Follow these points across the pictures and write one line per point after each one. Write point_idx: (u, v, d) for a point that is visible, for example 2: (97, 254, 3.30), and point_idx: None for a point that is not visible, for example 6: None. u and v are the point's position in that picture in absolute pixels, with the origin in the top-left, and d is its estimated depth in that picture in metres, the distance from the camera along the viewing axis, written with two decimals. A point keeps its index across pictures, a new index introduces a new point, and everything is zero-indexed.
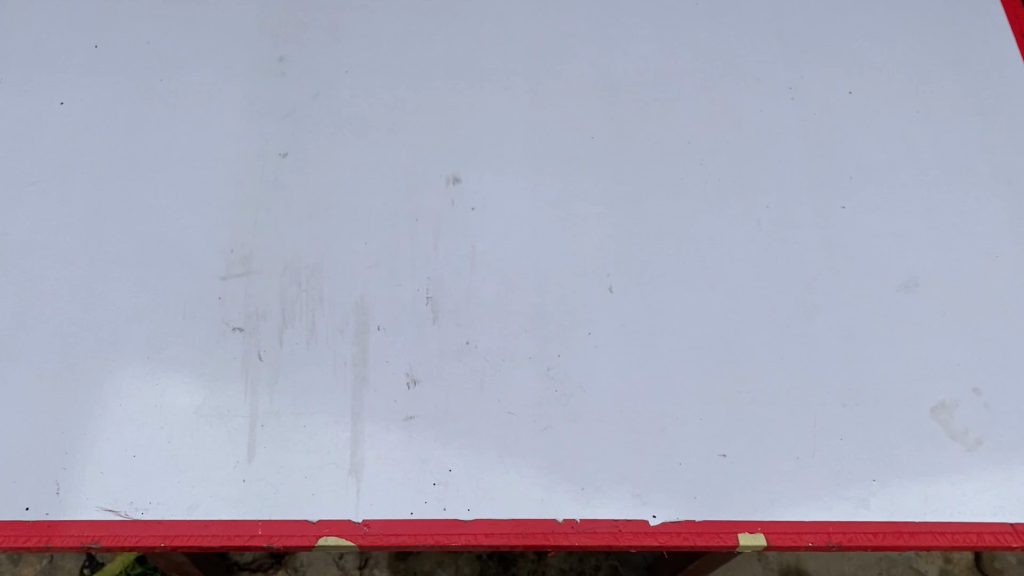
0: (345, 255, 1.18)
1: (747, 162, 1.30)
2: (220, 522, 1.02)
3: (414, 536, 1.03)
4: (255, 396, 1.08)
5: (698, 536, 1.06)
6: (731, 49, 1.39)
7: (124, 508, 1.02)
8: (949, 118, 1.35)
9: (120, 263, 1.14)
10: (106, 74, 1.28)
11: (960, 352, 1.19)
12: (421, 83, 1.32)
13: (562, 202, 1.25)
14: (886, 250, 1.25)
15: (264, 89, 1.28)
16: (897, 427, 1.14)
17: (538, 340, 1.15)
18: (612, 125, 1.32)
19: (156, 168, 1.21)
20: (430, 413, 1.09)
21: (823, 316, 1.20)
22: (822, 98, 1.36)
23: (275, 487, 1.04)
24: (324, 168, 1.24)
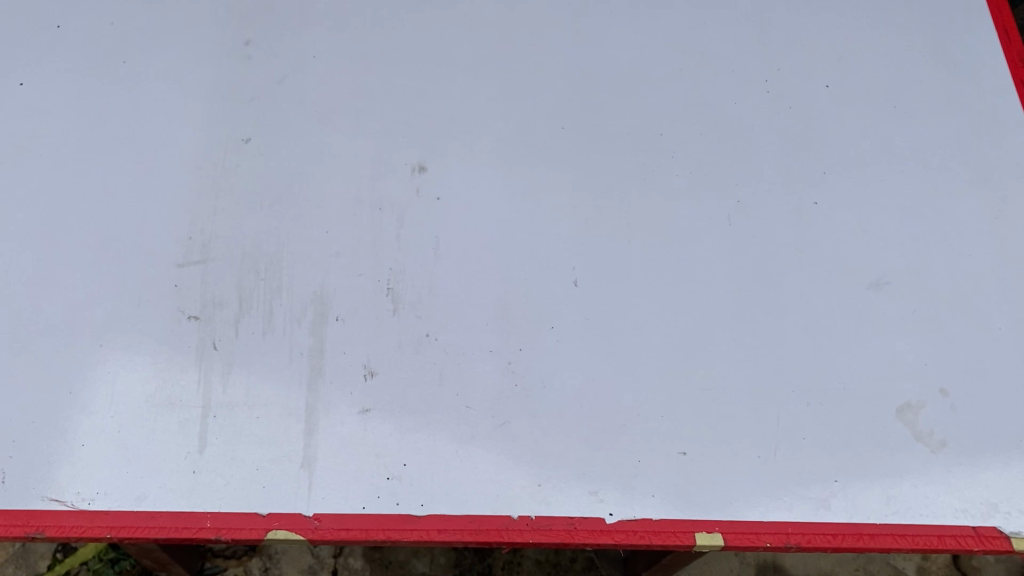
0: (305, 244, 1.16)
1: (719, 155, 1.28)
2: (168, 514, 1.01)
3: (365, 531, 1.02)
4: (208, 386, 1.07)
5: (655, 535, 1.04)
6: (708, 40, 1.37)
7: (70, 498, 1.01)
8: (927, 114, 1.33)
9: (75, 248, 1.13)
10: (67, 54, 1.26)
11: (929, 351, 1.17)
12: (390, 69, 1.29)
13: (529, 193, 1.23)
14: (857, 248, 1.23)
15: (229, 72, 1.26)
16: (861, 427, 1.12)
17: (500, 333, 1.13)
18: (583, 115, 1.29)
19: (115, 152, 1.19)
20: (387, 406, 1.08)
21: (790, 312, 1.18)
22: (798, 91, 1.34)
23: (225, 479, 1.03)
24: (288, 154, 1.22)
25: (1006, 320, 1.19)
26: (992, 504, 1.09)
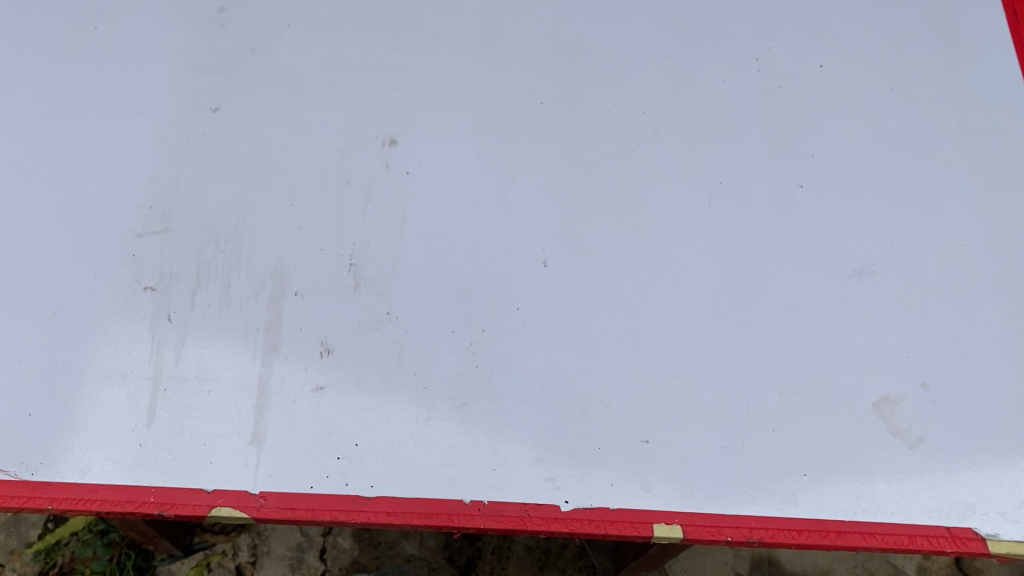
0: (269, 217, 1.13)
1: (703, 135, 1.24)
2: (111, 487, 0.99)
3: (311, 511, 0.99)
4: (160, 358, 1.05)
5: (611, 524, 1.01)
6: (699, 16, 1.32)
7: (14, 469, 1.00)
8: (925, 97, 1.28)
9: (34, 215, 1.11)
10: (40, 18, 1.24)
11: (910, 344, 1.12)
12: (366, 39, 1.26)
13: (502, 170, 1.19)
14: (843, 234, 1.18)
15: (202, 39, 1.23)
16: (835, 421, 1.08)
17: (463, 313, 1.10)
18: (563, 92, 1.25)
19: (82, 119, 1.17)
20: (342, 384, 1.05)
21: (768, 298, 1.14)
22: (790, 71, 1.29)
23: (172, 453, 1.01)
24: (257, 125, 1.19)
25: (994, 313, 1.14)
26: (969, 505, 1.05)
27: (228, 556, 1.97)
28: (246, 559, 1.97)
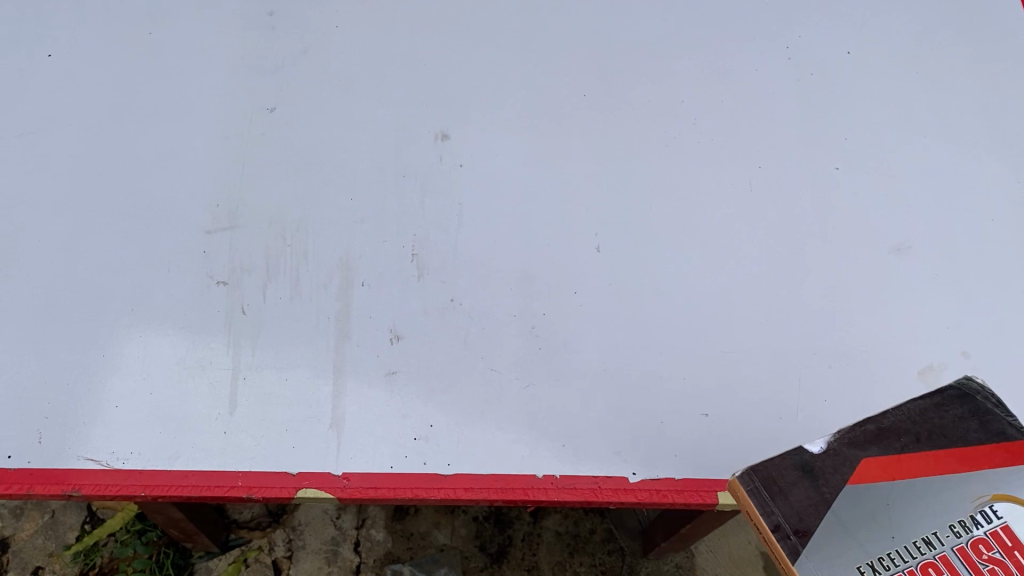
0: (331, 211, 1.17)
1: (740, 121, 1.29)
2: (200, 473, 1.03)
3: (393, 490, 1.03)
4: (238, 350, 1.08)
5: (678, 494, 1.07)
6: (728, 7, 1.37)
7: (105, 458, 1.02)
8: (949, 78, 1.33)
9: (105, 215, 1.15)
10: (95, 25, 1.28)
11: (950, 314, 1.17)
12: (412, 40, 1.31)
13: (551, 160, 1.24)
14: (879, 212, 1.24)
15: (255, 42, 1.28)
16: (884, 392, 1.13)
17: (523, 298, 1.15)
18: (604, 85, 1.31)
19: (143, 122, 1.21)
20: (412, 368, 1.09)
21: (813, 276, 1.19)
22: (819, 56, 1.34)
23: (255, 439, 1.05)
24: (314, 123, 1.23)
25: None
26: None
27: (265, 551, 1.97)
28: (282, 554, 1.97)
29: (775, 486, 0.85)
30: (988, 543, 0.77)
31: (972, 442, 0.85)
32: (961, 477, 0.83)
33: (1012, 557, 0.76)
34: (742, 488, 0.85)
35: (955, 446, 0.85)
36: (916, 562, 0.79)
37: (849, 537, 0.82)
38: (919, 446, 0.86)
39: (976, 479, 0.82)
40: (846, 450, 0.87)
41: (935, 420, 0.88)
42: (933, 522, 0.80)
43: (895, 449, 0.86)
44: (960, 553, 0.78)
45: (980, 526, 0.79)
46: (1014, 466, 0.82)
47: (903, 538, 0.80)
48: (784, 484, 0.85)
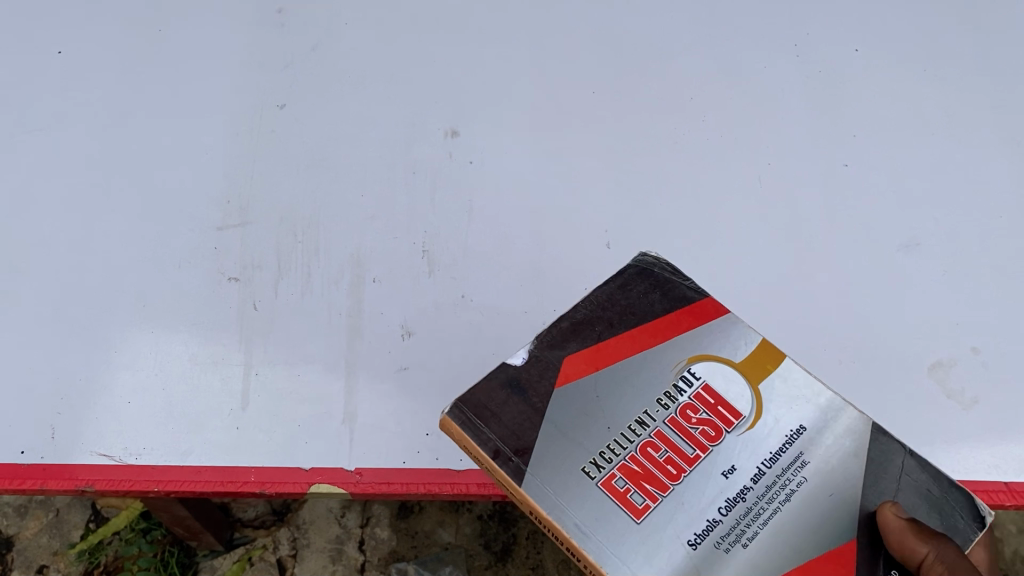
0: (341, 207, 1.18)
1: (749, 118, 1.29)
2: (213, 468, 1.02)
3: (406, 485, 1.03)
4: (249, 346, 1.08)
5: None
6: (735, 6, 1.38)
7: (118, 453, 1.02)
8: (957, 75, 1.34)
9: (116, 211, 1.15)
10: (106, 23, 1.29)
11: (959, 310, 1.18)
12: (421, 38, 1.32)
13: (560, 158, 1.24)
14: (888, 209, 1.24)
15: (266, 40, 1.29)
16: (895, 388, 1.13)
17: (534, 295, 1.15)
18: (612, 82, 1.31)
19: (154, 119, 1.22)
20: (425, 365, 1.09)
21: (821, 273, 1.19)
22: (827, 55, 1.35)
23: (268, 434, 1.04)
24: (324, 119, 1.24)
25: None
26: None
27: (270, 550, 1.97)
28: (286, 552, 1.97)
29: (485, 410, 0.83)
30: (695, 407, 0.83)
31: (655, 313, 0.90)
32: (660, 346, 0.87)
33: (716, 413, 0.82)
34: (454, 423, 0.82)
35: (639, 324, 0.89)
36: (630, 446, 0.80)
37: (570, 444, 0.81)
38: (610, 330, 0.89)
39: (677, 344, 0.87)
40: (551, 353, 0.87)
41: (620, 301, 0.91)
42: (631, 406, 0.83)
43: (592, 338, 0.88)
44: (670, 423, 0.82)
45: (684, 393, 0.84)
46: (696, 327, 0.89)
47: (618, 426, 0.82)
48: (496, 407, 0.83)
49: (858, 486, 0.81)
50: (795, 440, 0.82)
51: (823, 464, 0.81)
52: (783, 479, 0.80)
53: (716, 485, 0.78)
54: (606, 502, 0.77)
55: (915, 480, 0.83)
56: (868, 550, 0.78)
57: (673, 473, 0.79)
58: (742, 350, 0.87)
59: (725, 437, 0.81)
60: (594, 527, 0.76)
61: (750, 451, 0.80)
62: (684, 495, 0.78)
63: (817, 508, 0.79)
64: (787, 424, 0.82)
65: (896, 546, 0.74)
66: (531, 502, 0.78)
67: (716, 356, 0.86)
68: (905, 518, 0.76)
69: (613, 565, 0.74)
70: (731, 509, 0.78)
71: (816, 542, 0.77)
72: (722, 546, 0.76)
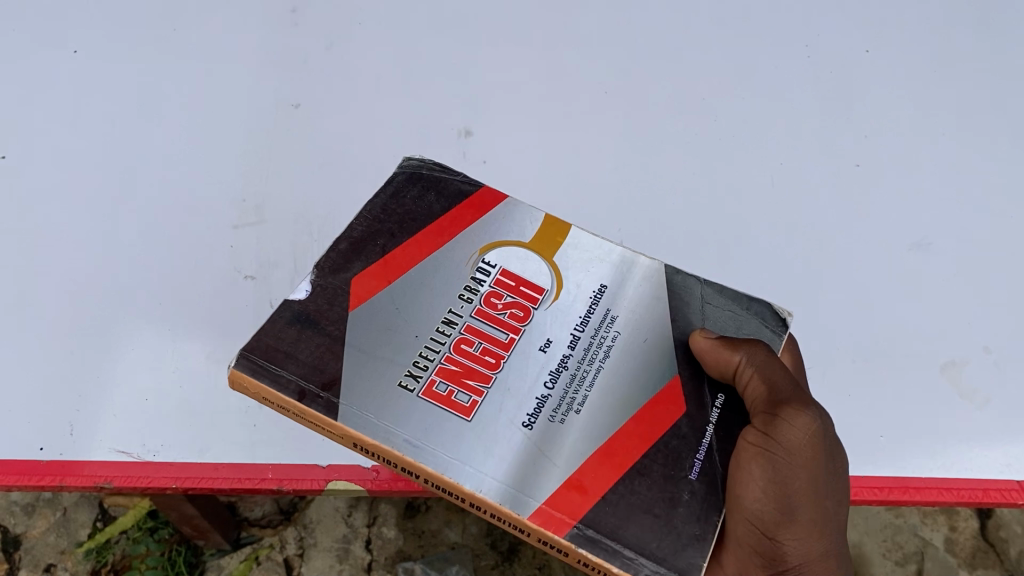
0: (356, 207, 1.18)
1: (761, 118, 1.30)
2: (231, 465, 1.02)
3: (420, 482, 1.06)
4: None
5: None
6: (746, 8, 1.40)
7: (136, 450, 1.02)
8: (968, 77, 1.35)
9: (132, 208, 1.15)
10: (121, 23, 1.30)
11: (971, 310, 1.18)
12: (435, 37, 1.32)
13: (573, 157, 1.25)
14: (900, 210, 1.24)
15: (280, 39, 1.29)
16: (908, 387, 1.13)
17: None
18: (624, 81, 1.32)
19: (169, 117, 1.22)
20: None
21: (832, 273, 1.20)
22: (838, 56, 1.36)
23: (285, 432, 1.05)
24: (338, 119, 1.24)
25: None
26: None
27: (276, 549, 1.96)
28: (293, 552, 1.97)
29: (279, 354, 0.83)
30: (498, 294, 0.90)
31: (435, 212, 0.97)
32: (450, 243, 0.94)
33: (517, 292, 0.90)
34: (245, 374, 0.82)
35: (422, 228, 0.95)
36: (444, 344, 0.86)
37: (377, 359, 0.84)
38: (393, 241, 0.93)
39: (466, 240, 0.94)
40: (336, 279, 0.89)
41: (398, 210, 0.97)
42: (436, 309, 0.88)
43: (377, 253, 0.92)
44: (478, 315, 0.88)
45: (483, 283, 0.91)
46: (478, 219, 0.97)
47: (426, 333, 0.86)
48: (289, 347, 0.84)
49: (666, 322, 0.91)
50: (600, 298, 0.91)
51: (629, 313, 0.91)
52: (598, 338, 0.88)
53: (536, 361, 0.85)
54: (435, 409, 0.81)
55: (719, 309, 0.95)
56: (692, 380, 0.88)
57: (492, 363, 0.85)
58: (529, 232, 0.96)
59: (534, 314, 0.89)
60: (425, 439, 0.80)
61: (558, 322, 0.88)
62: (505, 379, 0.84)
63: (635, 354, 0.88)
64: (589, 287, 0.92)
65: (712, 364, 0.87)
66: (352, 431, 0.80)
67: (507, 243, 0.95)
68: (713, 338, 0.88)
69: (455, 470, 0.78)
70: (556, 379, 0.84)
71: (644, 390, 0.86)
72: (556, 418, 0.82)
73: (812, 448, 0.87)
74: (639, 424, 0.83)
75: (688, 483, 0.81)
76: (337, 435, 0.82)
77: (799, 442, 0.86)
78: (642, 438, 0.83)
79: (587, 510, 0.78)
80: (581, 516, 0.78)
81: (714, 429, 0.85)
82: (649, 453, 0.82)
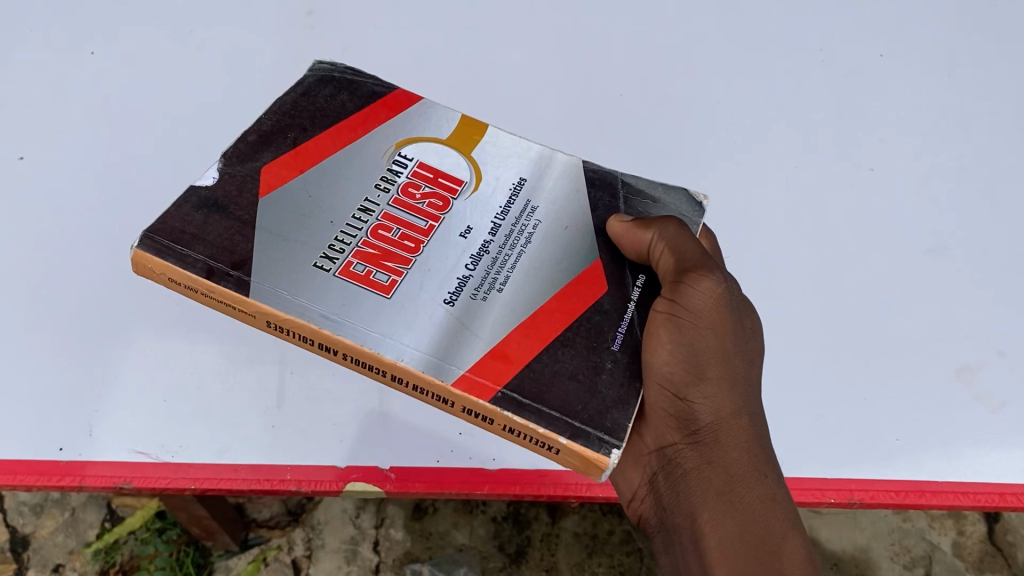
0: None
1: (775, 122, 1.31)
2: (249, 466, 1.02)
3: (440, 483, 1.04)
4: (284, 346, 1.09)
5: None
6: (757, 16, 1.41)
7: (154, 451, 1.02)
8: (979, 84, 1.36)
9: (149, 208, 1.16)
10: (139, 27, 1.31)
11: (987, 312, 1.18)
12: (451, 40, 1.33)
13: (590, 154, 1.24)
14: (915, 213, 1.25)
15: (297, 43, 1.30)
16: (924, 389, 1.12)
17: None
18: (639, 83, 1.32)
19: (186, 118, 1.23)
20: None
21: (847, 276, 1.20)
22: (850, 63, 1.37)
23: (303, 432, 1.05)
24: None
25: None
26: None
27: (285, 550, 1.93)
28: (301, 553, 1.93)
29: (186, 236, 0.86)
30: (416, 185, 0.95)
31: (348, 111, 1.02)
32: (364, 138, 0.99)
33: (434, 182, 0.95)
34: (149, 254, 0.85)
35: (335, 124, 1.00)
36: (362, 230, 0.90)
37: (291, 241, 0.87)
38: (305, 134, 0.98)
39: (379, 135, 0.99)
40: (245, 167, 0.93)
41: (309, 108, 1.01)
42: (352, 195, 0.93)
43: (288, 145, 0.96)
44: (395, 203, 0.93)
45: (401, 175, 0.96)
46: (392, 116, 1.02)
47: (342, 219, 0.90)
48: (196, 228, 0.87)
49: (586, 213, 0.96)
50: (520, 190, 0.96)
51: (548, 204, 0.95)
52: (520, 226, 0.92)
53: (457, 246, 0.89)
54: (353, 287, 0.85)
55: (641, 202, 1.00)
56: (613, 264, 0.92)
57: (412, 247, 0.89)
58: (445, 130, 1.01)
59: (454, 204, 0.93)
60: (344, 313, 0.83)
61: (478, 210, 0.93)
62: (425, 261, 0.88)
63: (554, 237, 0.92)
64: (507, 180, 0.96)
65: (629, 246, 0.92)
66: (265, 306, 0.83)
67: (421, 139, 1.00)
68: (628, 221, 0.93)
69: (375, 342, 0.82)
70: (477, 263, 0.88)
71: (565, 272, 0.90)
72: (478, 296, 0.86)
73: (719, 308, 0.89)
74: (562, 300, 0.88)
75: (609, 353, 0.86)
76: (248, 313, 0.85)
77: (707, 304, 0.88)
78: (566, 313, 0.87)
79: (511, 376, 0.82)
80: (505, 382, 0.82)
81: (636, 305, 0.90)
82: (572, 327, 0.86)
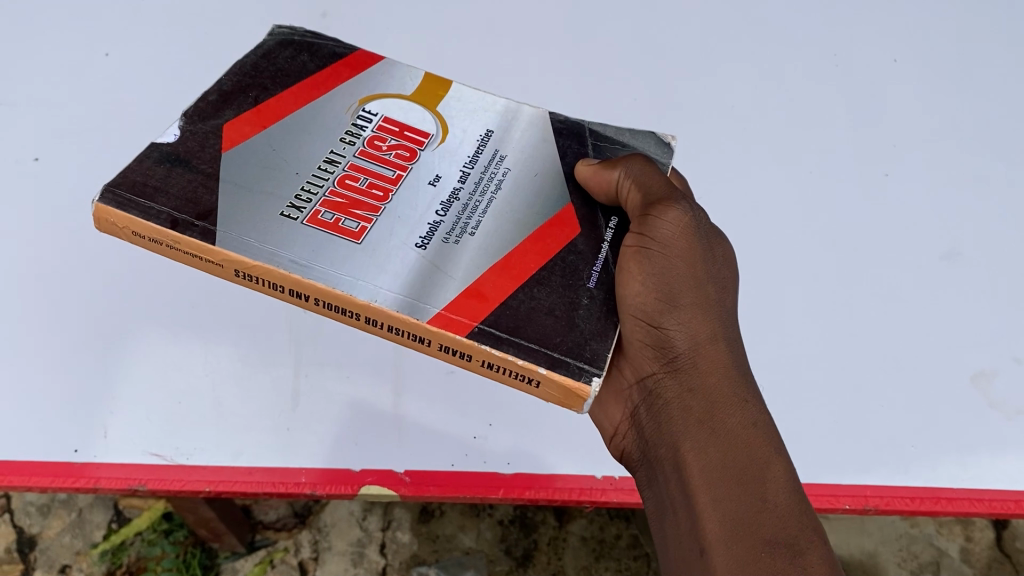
0: None
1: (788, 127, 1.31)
2: (264, 469, 1.02)
3: (455, 487, 1.04)
4: (298, 349, 1.09)
5: None
6: (770, 22, 1.41)
7: (169, 454, 1.02)
8: (992, 90, 1.36)
9: None
10: (153, 29, 1.31)
11: (1002, 318, 1.17)
12: (464, 43, 1.33)
13: None
14: (929, 219, 1.24)
15: None
16: (940, 396, 1.11)
17: None
18: (653, 87, 1.32)
19: None
20: None
21: (861, 281, 1.19)
22: (863, 69, 1.37)
23: (318, 435, 1.05)
24: None
25: None
26: None
27: (291, 552, 1.92)
28: (308, 555, 1.92)
29: (148, 189, 0.86)
30: (383, 138, 0.96)
31: (310, 69, 1.02)
32: (328, 95, 0.99)
33: (400, 133, 0.96)
34: (109, 208, 0.85)
35: (296, 82, 1.00)
36: (329, 179, 0.90)
37: (257, 190, 0.88)
38: (266, 93, 0.98)
39: (343, 91, 1.00)
40: (206, 125, 0.93)
41: (270, 68, 1.01)
42: (319, 148, 0.93)
43: (250, 103, 0.96)
44: (361, 155, 0.93)
45: (367, 128, 0.96)
46: (354, 74, 1.03)
47: (307, 170, 0.91)
48: (158, 182, 0.87)
49: (554, 160, 0.98)
50: (487, 140, 0.97)
51: (515, 153, 0.97)
52: (488, 174, 0.93)
53: (426, 194, 0.90)
54: (322, 233, 0.85)
55: (609, 147, 1.02)
56: (585, 209, 0.93)
57: (380, 195, 0.89)
58: (410, 87, 1.02)
59: (420, 154, 0.94)
60: (314, 259, 0.83)
61: (446, 160, 0.94)
62: (394, 208, 0.88)
63: (524, 185, 0.93)
64: (475, 132, 0.98)
65: (597, 187, 0.93)
66: (233, 255, 0.83)
67: (383, 95, 1.01)
68: (596, 165, 0.95)
69: (351, 285, 0.82)
70: (448, 209, 0.89)
71: (537, 215, 0.91)
72: (450, 240, 0.87)
73: (687, 237, 0.90)
74: (537, 244, 0.88)
75: (586, 291, 0.86)
76: (215, 263, 0.85)
77: (676, 232, 0.89)
78: (540, 254, 0.88)
79: (487, 314, 0.83)
80: (481, 318, 0.82)
81: (610, 245, 0.91)
82: (546, 267, 0.87)
